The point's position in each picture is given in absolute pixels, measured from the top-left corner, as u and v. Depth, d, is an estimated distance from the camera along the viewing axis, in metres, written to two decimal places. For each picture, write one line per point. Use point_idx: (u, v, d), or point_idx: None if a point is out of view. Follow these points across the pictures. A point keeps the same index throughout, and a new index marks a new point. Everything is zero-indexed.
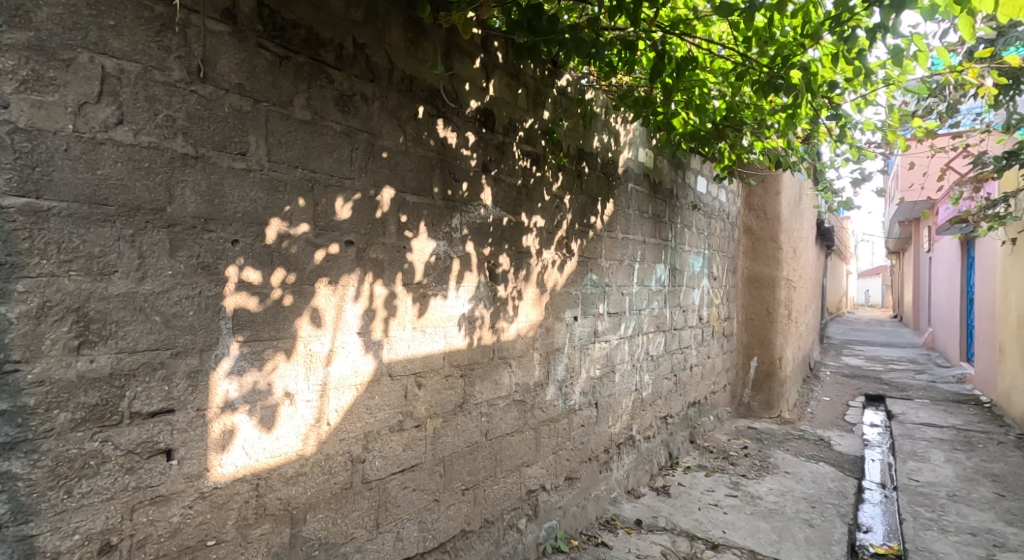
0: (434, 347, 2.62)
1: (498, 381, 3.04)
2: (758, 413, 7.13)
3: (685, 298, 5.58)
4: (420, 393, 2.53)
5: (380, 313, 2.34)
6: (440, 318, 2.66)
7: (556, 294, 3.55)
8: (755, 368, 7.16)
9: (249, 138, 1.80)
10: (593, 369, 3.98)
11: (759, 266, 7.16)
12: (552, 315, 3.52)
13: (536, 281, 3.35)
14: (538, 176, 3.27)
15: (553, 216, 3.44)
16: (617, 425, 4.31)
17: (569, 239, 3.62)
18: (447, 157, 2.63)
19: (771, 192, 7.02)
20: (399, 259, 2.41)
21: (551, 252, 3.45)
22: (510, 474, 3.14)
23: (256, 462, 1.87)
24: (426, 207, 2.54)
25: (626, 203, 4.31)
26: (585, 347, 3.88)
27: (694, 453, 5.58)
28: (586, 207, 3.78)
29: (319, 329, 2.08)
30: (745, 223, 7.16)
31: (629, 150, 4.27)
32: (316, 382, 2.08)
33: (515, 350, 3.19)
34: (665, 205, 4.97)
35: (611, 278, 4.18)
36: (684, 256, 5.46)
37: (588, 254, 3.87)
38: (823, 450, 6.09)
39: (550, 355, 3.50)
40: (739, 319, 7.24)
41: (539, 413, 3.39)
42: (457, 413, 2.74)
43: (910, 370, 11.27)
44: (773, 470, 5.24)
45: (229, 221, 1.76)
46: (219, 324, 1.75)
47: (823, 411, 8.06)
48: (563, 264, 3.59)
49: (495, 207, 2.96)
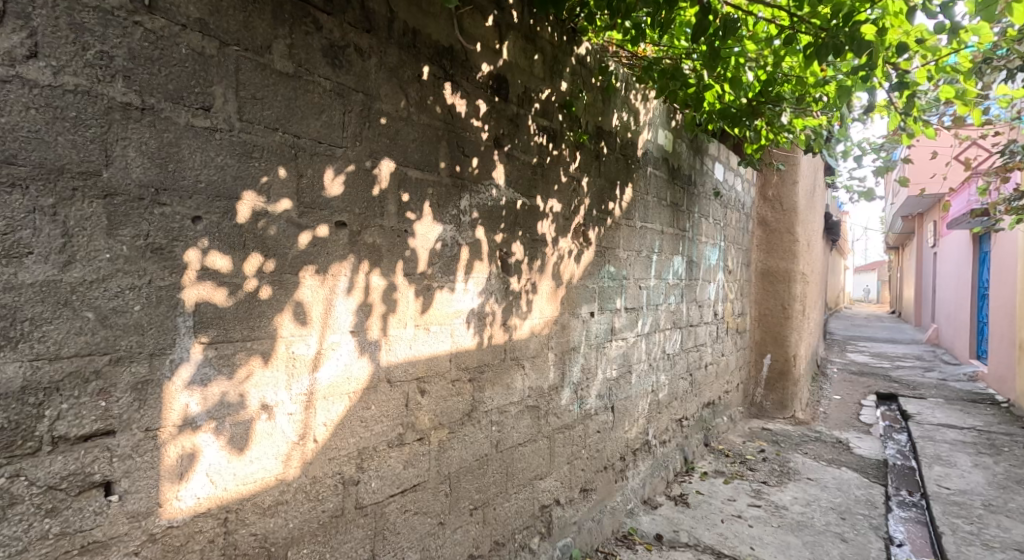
0: (439, 349, 2.27)
1: (509, 385, 2.70)
2: (772, 414, 6.82)
3: (701, 293, 5.25)
4: (423, 401, 2.19)
5: (378, 309, 1.99)
6: (446, 314, 2.31)
7: (571, 287, 3.21)
8: (768, 366, 6.85)
9: (213, 89, 1.44)
10: (609, 370, 3.65)
11: (774, 260, 6.83)
12: (567, 310, 3.19)
13: (551, 273, 3.01)
14: (554, 155, 2.94)
15: (570, 200, 3.11)
16: (633, 430, 3.99)
17: (585, 227, 3.29)
18: (455, 128, 2.28)
19: (788, 181, 6.67)
20: (400, 245, 2.05)
21: (567, 241, 3.12)
22: (522, 490, 2.80)
23: (223, 493, 1.51)
24: (431, 185, 2.19)
25: (644, 189, 3.98)
26: (602, 347, 3.54)
27: (709, 457, 5.28)
28: (602, 192, 3.44)
29: (303, 328, 1.72)
30: (759, 214, 6.82)
31: (648, 131, 3.93)
32: (300, 392, 1.72)
33: (529, 350, 2.85)
34: (682, 193, 4.64)
35: (628, 270, 3.84)
36: (701, 247, 5.14)
37: (605, 244, 3.54)
38: (843, 453, 5.77)
39: (565, 356, 3.17)
40: (753, 315, 6.92)
41: (554, 420, 3.05)
42: (464, 423, 2.41)
43: (919, 367, 10.99)
44: (795, 477, 4.93)
45: (188, 194, 1.40)
46: (175, 323, 1.39)
47: (836, 411, 7.77)
48: (579, 255, 3.26)
49: (507, 187, 2.62)
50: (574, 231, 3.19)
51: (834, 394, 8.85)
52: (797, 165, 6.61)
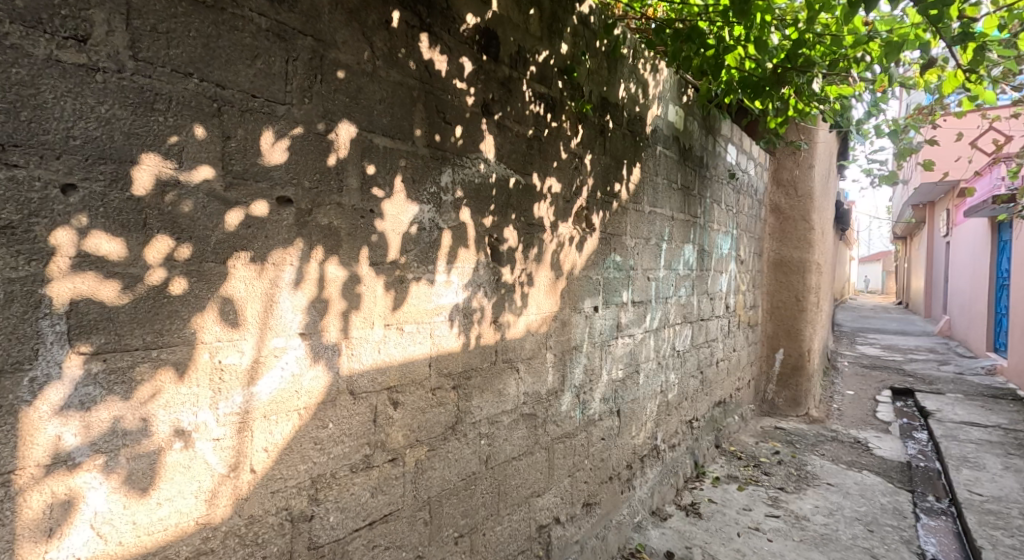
0: (415, 354, 1.92)
1: (501, 391, 2.36)
2: (784, 411, 6.48)
3: (713, 285, 4.90)
4: (396, 415, 1.85)
5: (336, 307, 1.63)
6: (425, 311, 1.96)
7: (572, 279, 2.86)
8: (781, 361, 6.50)
9: (91, 14, 1.11)
10: (615, 371, 3.30)
11: (787, 249, 6.46)
12: (568, 305, 2.84)
13: (549, 263, 2.66)
14: (552, 127, 2.59)
15: (570, 180, 2.77)
16: (641, 435, 3.66)
17: (587, 210, 2.94)
18: (434, 89, 1.92)
19: (804, 164, 6.27)
20: (364, 228, 1.70)
21: (567, 226, 2.77)
22: (518, 510, 2.47)
23: (116, 548, 1.18)
24: (404, 155, 1.82)
25: (653, 171, 3.62)
26: (607, 345, 3.19)
27: (721, 460, 4.94)
28: (606, 172, 3.09)
29: (234, 332, 1.36)
30: (772, 201, 6.44)
31: (657, 106, 3.58)
32: (230, 412, 1.37)
33: (524, 351, 2.51)
34: (694, 176, 4.28)
35: (636, 260, 3.49)
36: (713, 235, 4.78)
37: (610, 231, 3.18)
38: (863, 455, 5.42)
39: (566, 356, 2.82)
40: (765, 308, 6.55)
41: (552, 429, 2.72)
42: (447, 438, 2.07)
43: (934, 360, 10.62)
44: (813, 482, 4.59)
45: (54, 153, 1.08)
46: (37, 328, 1.07)
47: (850, 407, 7.43)
48: (581, 242, 2.90)
49: (497, 163, 2.27)
50: (575, 215, 2.84)
51: (847, 389, 8.51)
52: (813, 147, 6.21)
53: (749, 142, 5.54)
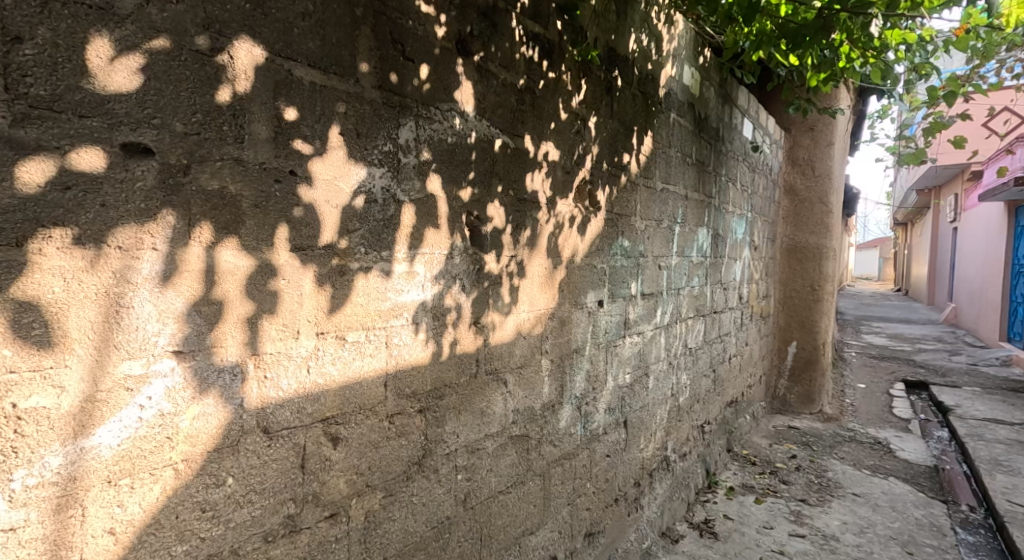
0: (363, 372, 1.43)
1: (484, 410, 1.88)
2: (796, 409, 6.04)
3: (726, 273, 4.43)
4: (336, 456, 1.36)
5: (236, 310, 1.13)
6: (377, 312, 1.47)
7: (573, 268, 2.37)
8: (793, 355, 6.04)
9: None
10: (621, 375, 2.83)
11: (802, 234, 5.95)
12: (569, 300, 2.35)
13: (545, 249, 2.17)
14: (550, 79, 2.09)
15: (570, 146, 2.27)
16: (649, 448, 3.20)
17: (589, 184, 2.44)
18: (387, 9, 1.41)
19: (822, 142, 5.73)
20: (283, 198, 1.20)
21: (567, 204, 2.27)
22: (507, 555, 2.01)
23: None
24: (343, 97, 1.32)
25: (665, 142, 3.12)
26: (613, 346, 2.72)
27: (733, 467, 4.50)
28: (613, 139, 2.59)
29: (42, 361, 0.90)
30: (786, 181, 5.91)
31: (672, 65, 3.08)
32: (38, 484, 0.90)
33: (513, 358, 2.02)
34: (708, 151, 3.78)
35: (646, 245, 3.00)
36: (726, 218, 4.31)
37: (617, 211, 2.69)
38: (886, 457, 4.97)
39: (565, 362, 2.35)
40: (777, 298, 6.07)
41: (549, 451, 2.25)
42: (412, 477, 1.59)
43: (944, 350, 10.21)
44: (837, 492, 4.14)
45: None
46: None
47: (864, 402, 7.00)
48: (583, 224, 2.41)
49: (479, 119, 1.77)
50: (575, 190, 2.35)
51: (858, 382, 8.08)
52: (832, 123, 5.68)
53: (765, 116, 5.02)
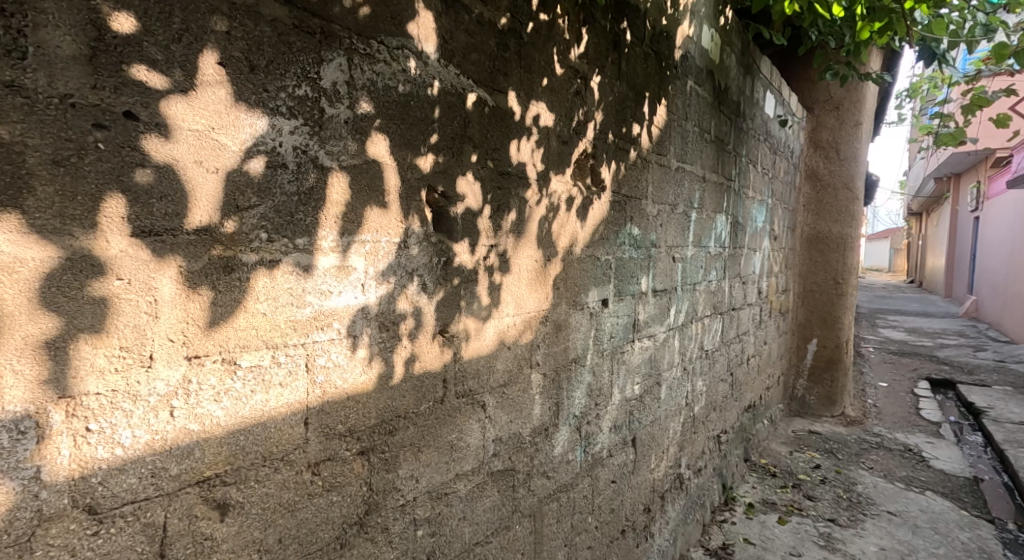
0: (266, 410, 1.01)
1: (455, 444, 1.47)
2: (817, 411, 5.62)
3: (746, 266, 4.00)
4: (222, 533, 0.96)
5: (20, 333, 0.76)
6: (291, 323, 1.05)
7: (572, 261, 1.95)
8: (814, 354, 5.60)
9: None
10: (629, 386, 2.43)
11: (824, 223, 5.47)
12: (567, 300, 1.94)
13: (536, 236, 1.75)
14: (542, 22, 1.67)
15: (567, 110, 1.85)
16: (661, 467, 2.80)
17: (592, 159, 2.02)
18: None
19: (848, 123, 5.25)
20: (111, 160, 0.81)
21: (562, 182, 1.86)
22: None
23: None
24: (221, 11, 0.91)
25: (681, 113, 2.69)
26: (619, 353, 2.31)
27: (751, 479, 4.10)
28: (621, 105, 2.17)
29: None
30: (808, 166, 5.44)
31: (689, 24, 2.65)
32: None
33: (495, 374, 1.61)
34: (728, 128, 3.34)
35: (659, 234, 2.58)
36: (747, 205, 3.87)
37: (626, 192, 2.26)
38: (919, 467, 4.55)
39: (561, 375, 1.94)
40: (797, 292, 5.60)
41: (542, 484, 1.85)
42: (350, 544, 1.19)
43: (968, 345, 9.73)
44: (870, 510, 3.74)
45: None
46: None
47: (887, 403, 6.56)
48: (584, 207, 1.99)
49: (444, 64, 1.35)
50: (573, 164, 1.93)
51: (879, 380, 7.63)
52: (859, 102, 5.20)
53: (788, 93, 4.56)
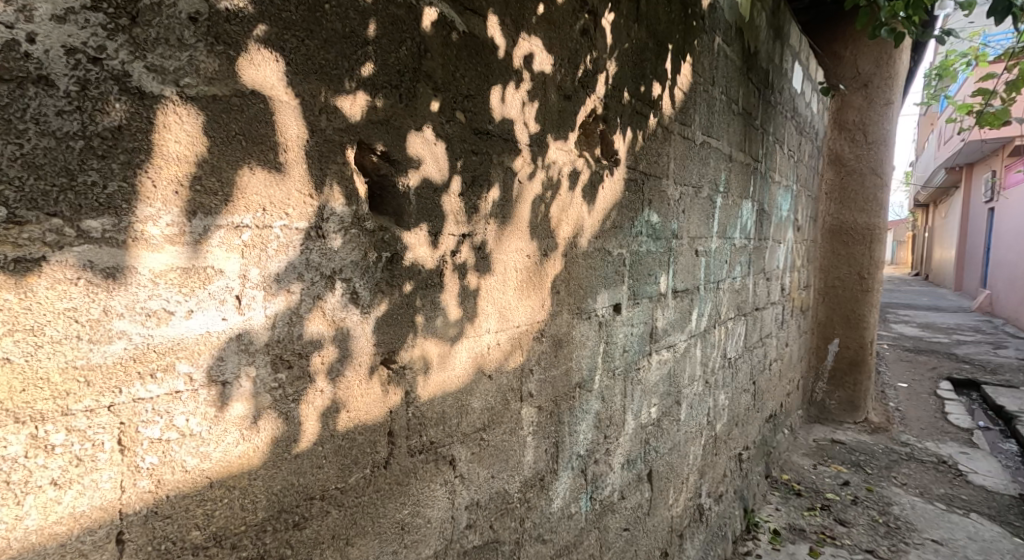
0: (13, 536, 0.59)
1: (408, 524, 1.02)
2: (838, 418, 5.18)
3: (770, 260, 3.54)
4: None
5: None
6: (82, 373, 0.62)
7: (577, 257, 1.49)
8: (835, 355, 5.15)
9: None
10: (645, 410, 1.97)
11: (849, 212, 4.99)
12: (570, 308, 1.48)
13: (527, 224, 1.28)
14: None
15: (571, 53, 1.38)
16: (680, 501, 2.36)
17: (603, 123, 1.55)
18: None
19: (877, 102, 4.76)
20: None
21: (564, 150, 1.39)
22: None
23: None
24: None
25: (708, 77, 2.22)
26: (634, 371, 1.85)
27: (774, 499, 3.66)
28: (638, 57, 1.70)
29: None
30: (832, 150, 4.97)
31: None
32: None
33: (468, 417, 1.16)
34: (757, 100, 2.87)
35: (682, 221, 2.11)
36: (773, 190, 3.41)
37: (644, 169, 1.80)
38: (957, 483, 4.10)
39: (562, 407, 1.49)
40: (817, 288, 5.15)
41: (536, 551, 1.41)
42: None
43: (988, 342, 9.26)
44: (912, 539, 3.30)
45: None
46: None
47: (912, 407, 6.10)
48: (592, 186, 1.52)
49: None
50: (578, 128, 1.46)
51: (899, 381, 7.17)
52: (890, 79, 4.69)
53: (815, 67, 4.08)
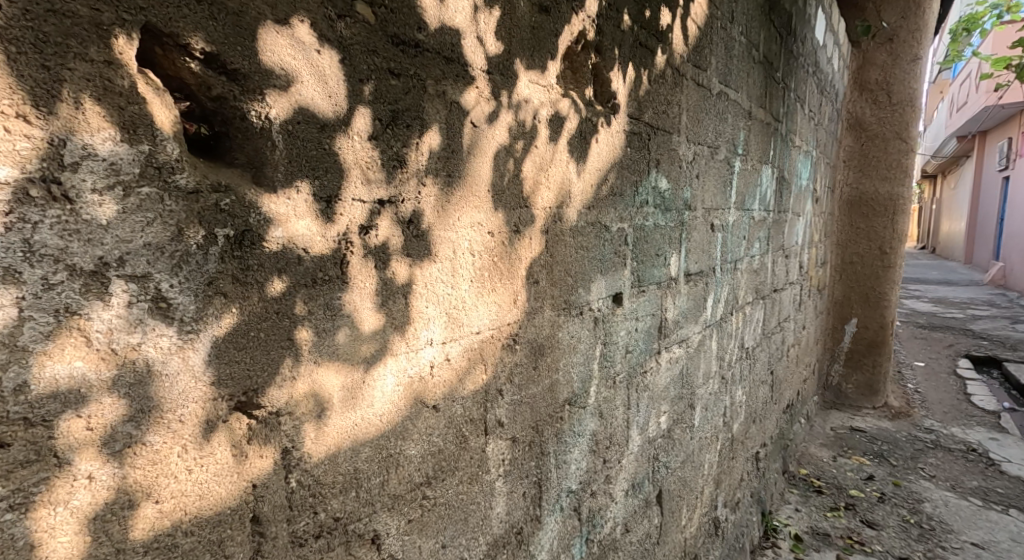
0: None
1: None
2: (856, 403, 4.82)
3: (790, 236, 3.15)
4: None
5: None
6: None
7: (563, 234, 1.10)
8: (852, 336, 4.78)
9: None
10: (654, 420, 1.60)
11: (870, 182, 4.58)
12: (554, 301, 1.10)
13: (489, 188, 0.90)
14: None
15: None
16: (694, 519, 2.01)
17: (596, 53, 1.16)
18: None
19: (903, 60, 4.33)
20: None
21: (540, 83, 1.00)
22: None
23: None
24: None
25: (726, 11, 1.81)
26: (639, 375, 1.47)
27: (793, 499, 3.32)
28: None
29: None
30: (852, 113, 4.54)
31: None
32: None
33: (399, 473, 0.79)
34: (779, 48, 2.46)
35: (695, 188, 1.73)
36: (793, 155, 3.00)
37: (651, 119, 1.40)
38: (991, 474, 3.75)
39: (546, 433, 1.11)
40: (834, 264, 4.75)
41: None
42: None
43: (1005, 317, 8.87)
44: (948, 543, 2.95)
45: None
46: None
47: (933, 389, 5.73)
48: (581, 137, 1.13)
49: None
50: (561, 58, 1.07)
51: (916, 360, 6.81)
52: (918, 31, 4.27)
53: (838, 18, 3.65)
